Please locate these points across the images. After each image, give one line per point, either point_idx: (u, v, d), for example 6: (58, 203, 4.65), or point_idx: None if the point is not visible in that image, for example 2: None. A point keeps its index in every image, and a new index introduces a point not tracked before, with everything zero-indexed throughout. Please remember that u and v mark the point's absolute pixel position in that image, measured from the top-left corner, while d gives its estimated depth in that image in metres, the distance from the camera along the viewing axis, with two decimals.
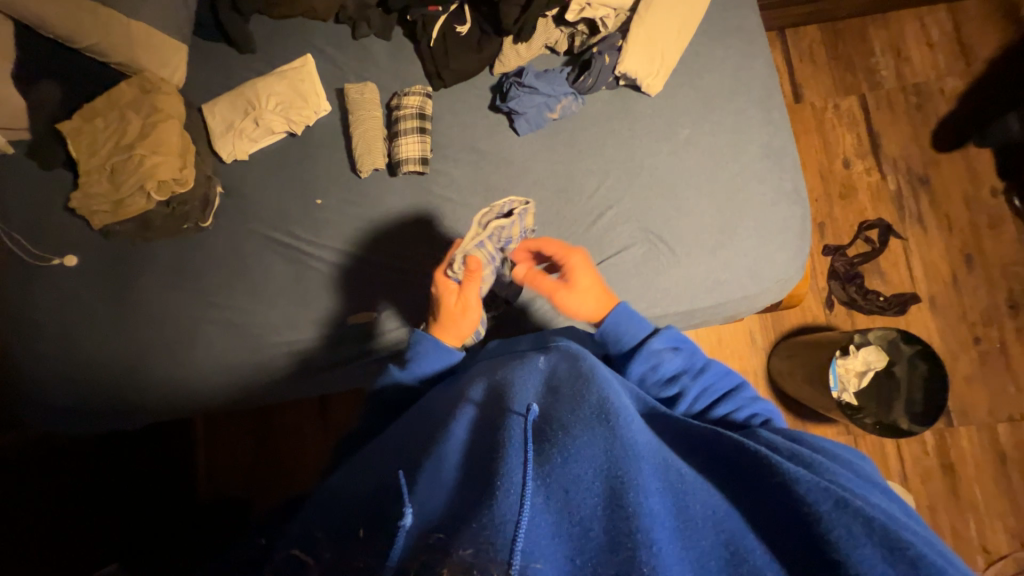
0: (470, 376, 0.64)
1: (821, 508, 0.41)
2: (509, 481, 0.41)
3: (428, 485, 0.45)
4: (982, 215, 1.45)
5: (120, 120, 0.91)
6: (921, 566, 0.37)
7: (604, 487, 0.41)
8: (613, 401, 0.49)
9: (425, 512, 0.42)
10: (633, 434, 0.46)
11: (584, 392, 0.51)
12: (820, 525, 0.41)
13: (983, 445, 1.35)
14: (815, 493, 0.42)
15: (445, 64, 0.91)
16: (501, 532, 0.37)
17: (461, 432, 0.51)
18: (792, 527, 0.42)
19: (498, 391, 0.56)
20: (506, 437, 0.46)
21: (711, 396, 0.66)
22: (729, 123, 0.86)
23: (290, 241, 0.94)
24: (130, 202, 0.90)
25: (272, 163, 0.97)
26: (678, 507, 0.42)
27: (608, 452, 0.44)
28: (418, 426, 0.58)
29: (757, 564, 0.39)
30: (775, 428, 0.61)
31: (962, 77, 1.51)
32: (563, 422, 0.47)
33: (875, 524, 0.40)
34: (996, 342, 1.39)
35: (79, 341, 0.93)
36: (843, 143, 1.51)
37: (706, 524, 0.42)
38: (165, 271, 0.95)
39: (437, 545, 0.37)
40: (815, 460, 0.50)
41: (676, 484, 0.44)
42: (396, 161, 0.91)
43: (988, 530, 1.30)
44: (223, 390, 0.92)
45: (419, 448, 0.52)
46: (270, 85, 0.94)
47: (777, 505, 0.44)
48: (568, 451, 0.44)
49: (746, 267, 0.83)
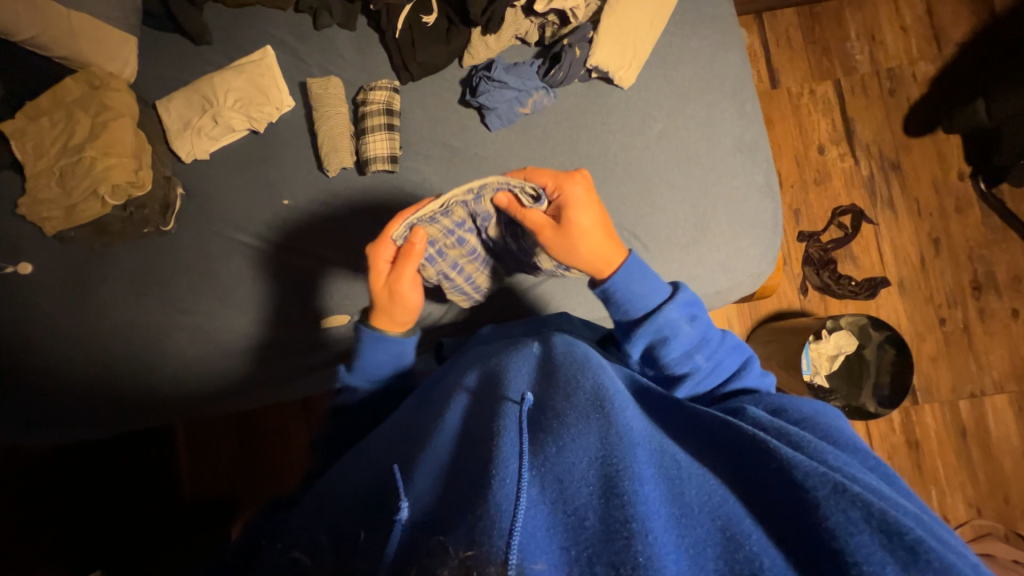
0: (464, 367, 0.67)
1: (819, 494, 0.41)
2: (504, 472, 0.41)
3: (425, 479, 0.45)
4: (950, 199, 1.49)
5: (68, 119, 0.86)
6: (920, 552, 0.36)
7: (599, 476, 0.41)
8: (606, 391, 0.52)
9: (421, 501, 0.42)
10: (627, 422, 0.48)
11: (577, 381, 0.54)
12: (819, 511, 0.40)
13: (946, 421, 1.41)
14: (813, 479, 0.42)
15: (412, 57, 0.87)
16: (496, 524, 0.36)
17: (455, 420, 0.53)
18: (792, 511, 0.42)
19: (493, 379, 0.58)
20: (500, 424, 0.47)
21: (721, 371, 0.68)
22: (702, 117, 0.85)
23: (258, 244, 0.91)
24: (84, 207, 0.85)
25: (234, 163, 0.93)
26: (673, 496, 0.42)
27: (603, 439, 0.44)
28: (412, 418, 0.58)
29: (755, 550, 0.38)
30: (760, 399, 0.62)
31: (934, 62, 1.52)
32: (558, 412, 0.48)
33: (874, 510, 0.39)
34: (960, 322, 1.45)
35: (39, 353, 0.89)
36: (818, 129, 1.52)
37: (702, 510, 0.42)
38: (128, 277, 0.91)
39: (432, 546, 0.36)
40: (804, 441, 0.50)
41: (671, 470, 0.45)
42: (364, 159, 0.88)
43: (948, 501, 1.38)
44: (199, 398, 0.90)
45: (412, 442, 0.52)
46: (228, 80, 0.89)
47: (774, 489, 0.43)
48: (562, 440, 0.44)
49: (719, 262, 0.84)
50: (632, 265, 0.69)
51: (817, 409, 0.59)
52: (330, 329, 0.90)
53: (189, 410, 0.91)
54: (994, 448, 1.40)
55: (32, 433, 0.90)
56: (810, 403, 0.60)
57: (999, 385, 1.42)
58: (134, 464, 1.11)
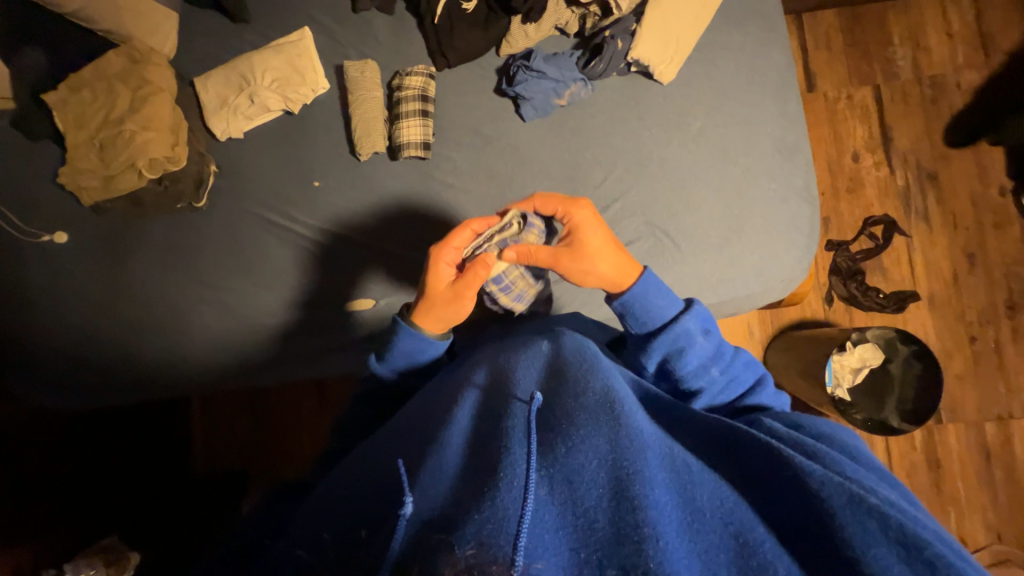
0: (472, 364, 0.65)
1: (836, 505, 0.41)
2: (512, 474, 0.41)
3: (433, 473, 0.45)
4: (988, 214, 1.44)
5: (108, 92, 0.87)
6: (939, 567, 0.37)
7: (610, 478, 0.41)
8: (615, 392, 0.50)
9: (428, 499, 0.42)
10: (636, 425, 0.47)
11: (587, 378, 0.52)
12: (836, 524, 0.40)
13: (970, 442, 1.37)
14: (831, 489, 0.42)
15: (450, 43, 0.87)
16: (503, 527, 0.37)
17: (466, 416, 0.51)
18: (805, 518, 0.42)
19: (501, 375, 0.57)
20: (509, 425, 0.47)
21: (736, 387, 0.70)
22: (742, 116, 0.83)
23: (287, 225, 0.92)
24: (120, 179, 0.86)
25: (267, 142, 0.93)
26: (685, 500, 0.43)
27: (612, 441, 0.44)
28: (427, 412, 0.57)
29: (767, 558, 0.39)
30: (780, 416, 0.65)
31: (980, 70, 1.46)
32: (567, 411, 0.47)
33: (890, 523, 0.39)
34: (992, 341, 1.40)
35: (69, 321, 0.91)
36: (853, 136, 1.48)
37: (714, 515, 0.42)
38: (159, 251, 0.92)
39: (434, 543, 0.36)
40: (817, 451, 0.51)
41: (683, 474, 0.45)
42: (397, 144, 0.88)
43: (968, 524, 1.34)
44: (223, 372, 0.92)
45: (421, 436, 0.51)
46: (265, 59, 0.89)
47: (791, 500, 0.43)
48: (572, 441, 0.44)
49: (752, 265, 0.82)
50: (649, 279, 0.71)
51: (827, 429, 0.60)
52: (354, 311, 0.90)
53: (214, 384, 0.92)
54: (1020, 473, 1.36)
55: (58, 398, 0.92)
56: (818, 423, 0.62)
57: None
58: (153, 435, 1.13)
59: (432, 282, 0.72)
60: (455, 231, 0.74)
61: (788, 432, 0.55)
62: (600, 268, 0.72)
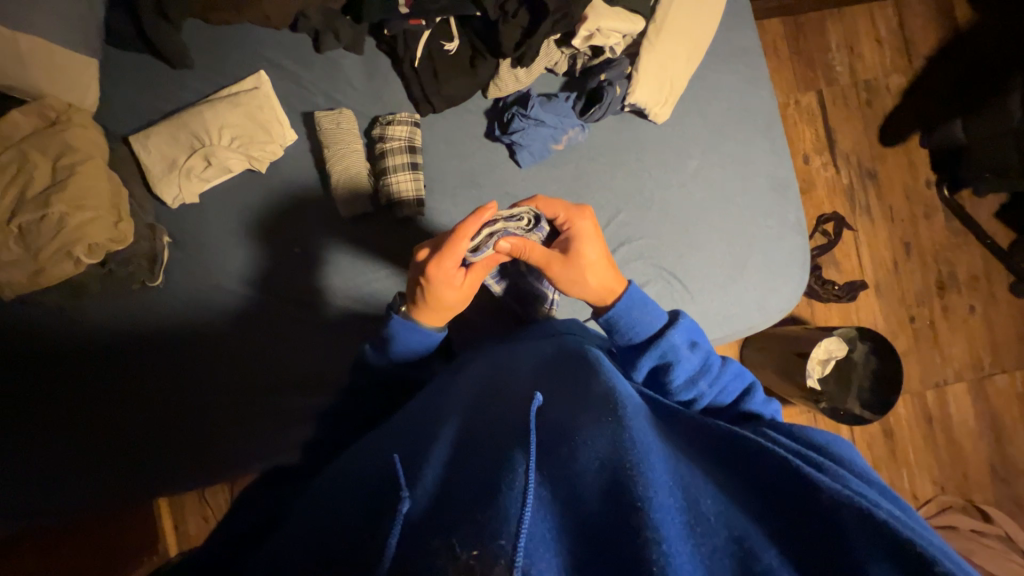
0: (464, 382, 0.64)
1: (844, 511, 0.38)
2: (513, 470, 0.39)
3: (429, 479, 0.43)
4: (918, 205, 1.60)
5: (19, 163, 0.71)
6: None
7: (610, 481, 0.39)
8: (622, 398, 0.49)
9: (424, 502, 0.40)
10: (639, 429, 0.45)
11: (590, 388, 0.52)
12: (838, 528, 0.37)
13: (914, 410, 1.55)
14: (835, 494, 0.39)
15: (435, 89, 0.80)
16: (504, 522, 0.34)
17: (453, 431, 0.51)
18: (804, 517, 0.39)
19: (496, 394, 0.56)
20: (510, 429, 0.45)
21: (727, 395, 0.68)
22: (736, 154, 0.85)
23: (268, 296, 0.83)
24: (52, 268, 0.71)
25: (232, 205, 0.82)
26: (688, 504, 0.39)
27: (616, 444, 0.42)
28: (407, 435, 0.55)
29: (772, 564, 0.36)
30: (773, 424, 0.62)
31: (906, 74, 1.60)
32: (572, 419, 0.46)
33: (902, 536, 0.35)
34: (928, 319, 1.58)
35: (11, 430, 0.78)
36: (803, 140, 1.58)
37: (718, 521, 0.38)
38: (119, 340, 0.81)
39: (435, 545, 0.34)
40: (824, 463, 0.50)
41: (686, 481, 0.41)
42: (387, 202, 0.80)
43: (917, 480, 1.53)
44: (216, 468, 0.82)
45: (420, 449, 0.50)
46: (220, 113, 0.77)
47: (785, 495, 0.41)
48: (577, 447, 0.42)
49: (754, 300, 0.85)
50: (634, 294, 0.70)
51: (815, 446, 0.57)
52: None
53: (207, 482, 0.83)
54: (956, 431, 1.56)
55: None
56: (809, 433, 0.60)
57: (959, 374, 1.57)
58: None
59: (440, 294, 0.65)
60: (450, 242, 0.63)
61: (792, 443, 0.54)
62: (589, 283, 0.69)
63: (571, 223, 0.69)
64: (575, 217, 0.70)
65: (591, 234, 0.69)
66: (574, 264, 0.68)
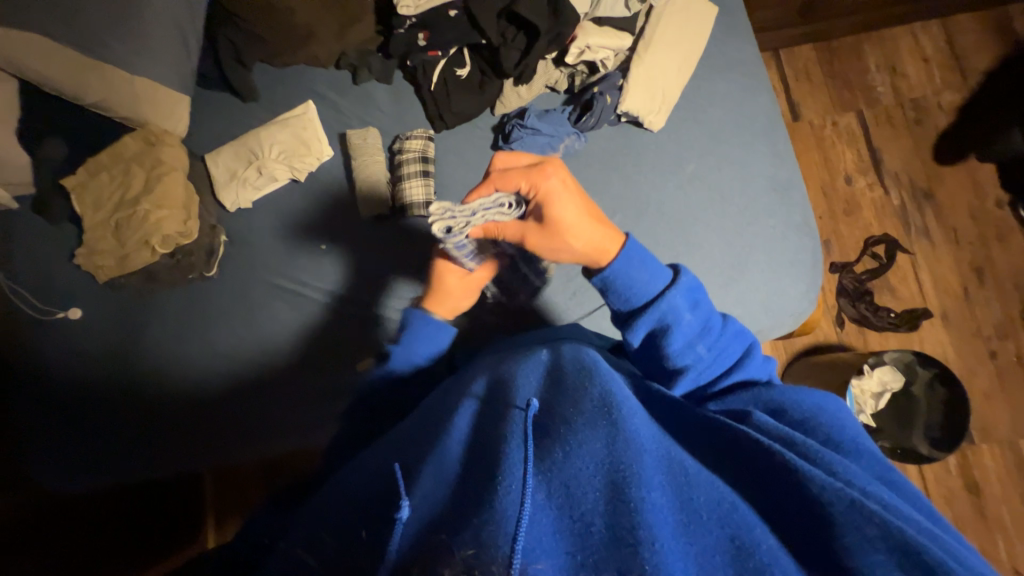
0: (473, 373, 0.60)
1: (836, 512, 0.37)
2: (509, 477, 0.38)
3: (429, 484, 0.41)
4: (989, 227, 1.44)
5: (125, 174, 0.91)
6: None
7: (606, 481, 0.38)
8: (615, 395, 0.46)
9: (427, 503, 0.39)
10: (635, 427, 0.42)
11: (584, 383, 0.48)
12: (833, 531, 0.37)
13: (1008, 463, 1.30)
14: (831, 493, 0.38)
15: (447, 107, 0.91)
16: (501, 527, 0.34)
17: (464, 424, 0.48)
18: (808, 522, 0.38)
19: (501, 384, 0.52)
20: (506, 429, 0.44)
21: (727, 359, 0.62)
22: (735, 157, 0.87)
23: (297, 288, 0.93)
24: (135, 256, 0.89)
25: (276, 209, 0.96)
26: (681, 502, 0.38)
27: (610, 444, 0.40)
28: (430, 420, 0.53)
29: (771, 562, 0.35)
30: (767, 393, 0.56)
31: (960, 91, 1.51)
32: (565, 416, 0.44)
33: (893, 529, 0.35)
34: (1013, 355, 1.37)
35: (79, 395, 0.90)
36: (844, 160, 1.51)
37: (711, 517, 0.38)
38: (171, 322, 0.93)
39: (435, 544, 0.34)
40: (814, 450, 0.44)
41: (679, 477, 0.40)
42: (403, 205, 0.92)
43: (1021, 553, 1.25)
44: (237, 445, 0.89)
45: (420, 443, 0.49)
46: (272, 133, 0.94)
47: (784, 497, 0.40)
48: (569, 444, 0.40)
49: (759, 302, 0.83)
50: (631, 251, 0.61)
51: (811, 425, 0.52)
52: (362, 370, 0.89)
53: (228, 457, 0.90)
54: None
55: (56, 474, 0.88)
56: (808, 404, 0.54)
57: None
58: (164, 507, 1.09)
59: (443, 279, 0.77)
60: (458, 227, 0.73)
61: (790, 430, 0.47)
62: (574, 246, 0.61)
63: (539, 185, 0.59)
64: (542, 176, 0.59)
65: (561, 191, 0.58)
66: (550, 230, 0.60)
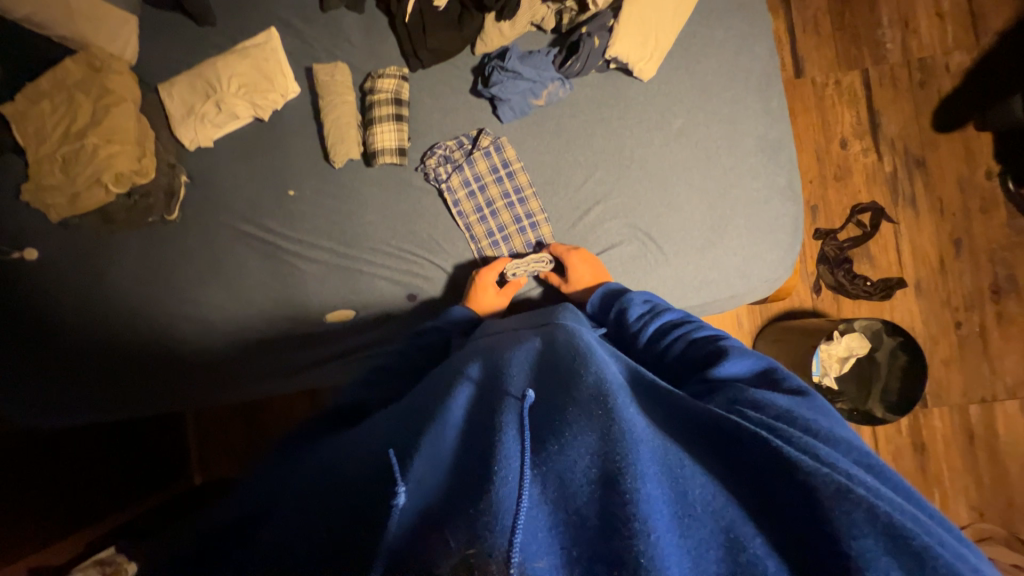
0: (464, 357, 0.59)
1: (822, 496, 0.35)
2: (506, 468, 0.38)
3: (423, 468, 0.40)
4: (975, 199, 1.43)
5: (68, 102, 0.82)
6: (928, 560, 0.32)
7: (601, 474, 0.37)
8: (611, 383, 0.45)
9: (422, 489, 0.39)
10: (632, 416, 0.41)
11: (580, 373, 0.47)
12: (825, 513, 0.35)
13: (954, 425, 1.38)
14: (816, 478, 0.36)
15: (423, 43, 0.86)
16: (498, 519, 0.34)
17: (460, 411, 0.47)
18: (793, 505, 0.36)
19: (496, 371, 0.52)
20: (501, 417, 0.43)
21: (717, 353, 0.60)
22: (725, 113, 0.87)
23: (264, 235, 0.90)
24: (87, 195, 0.82)
25: (239, 150, 0.90)
26: (675, 494, 0.37)
27: (604, 436, 0.39)
28: (432, 393, 0.52)
29: (760, 554, 0.34)
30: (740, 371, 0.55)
31: (970, 52, 1.44)
32: (561, 407, 0.43)
33: (879, 513, 0.34)
34: (977, 326, 1.41)
35: (38, 338, 0.87)
36: (842, 122, 1.45)
37: (705, 510, 0.36)
38: (136, 265, 0.89)
39: (435, 541, 0.35)
40: (798, 437, 0.41)
41: (675, 468, 0.38)
42: (371, 150, 0.87)
43: (952, 504, 1.35)
44: (212, 392, 0.89)
45: (413, 422, 0.46)
46: (231, 64, 0.86)
47: (771, 483, 0.38)
48: (564, 437, 0.40)
49: (734, 265, 0.86)
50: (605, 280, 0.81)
51: (815, 408, 0.47)
52: (336, 322, 0.89)
53: (203, 402, 0.89)
54: (1002, 454, 1.37)
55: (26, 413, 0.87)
56: (817, 399, 0.50)
57: (1011, 390, 1.39)
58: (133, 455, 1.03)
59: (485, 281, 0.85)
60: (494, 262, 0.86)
61: (800, 412, 0.45)
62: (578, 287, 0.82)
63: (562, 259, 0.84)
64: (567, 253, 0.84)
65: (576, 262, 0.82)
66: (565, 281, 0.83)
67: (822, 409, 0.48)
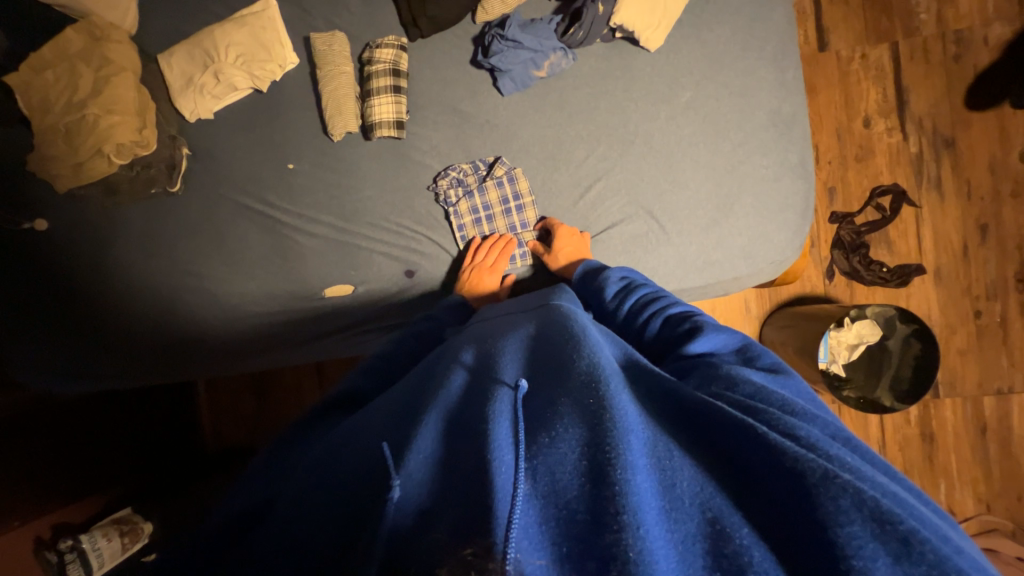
0: (457, 343, 0.59)
1: (810, 478, 0.34)
2: (499, 459, 0.37)
3: (417, 461, 0.40)
4: (1006, 182, 1.36)
5: (69, 71, 0.82)
6: (913, 543, 0.31)
7: (591, 465, 0.36)
8: (603, 369, 0.44)
9: (416, 484, 0.39)
10: (624, 404, 0.40)
11: (572, 360, 0.46)
12: (816, 502, 0.33)
13: (966, 417, 1.35)
14: (803, 463, 0.35)
15: (422, 10, 0.83)
16: (493, 512, 0.34)
17: (453, 400, 0.46)
18: (784, 495, 0.35)
19: (488, 359, 0.51)
20: (495, 408, 0.42)
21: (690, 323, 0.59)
22: (736, 84, 0.84)
23: (265, 208, 0.90)
24: (91, 165, 0.82)
25: (239, 122, 0.90)
26: (663, 486, 0.36)
27: (594, 426, 0.38)
28: (422, 386, 0.51)
29: (746, 543, 0.33)
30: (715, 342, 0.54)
31: (1010, 24, 1.35)
32: (553, 397, 0.42)
33: (865, 498, 0.33)
34: (997, 316, 1.36)
35: (45, 310, 0.87)
36: (867, 98, 1.38)
37: (693, 501, 0.35)
38: (139, 238, 0.89)
39: (428, 544, 0.34)
40: (781, 419, 0.39)
41: (664, 458, 0.37)
42: (369, 123, 0.86)
43: (958, 496, 1.33)
44: (219, 361, 0.91)
45: (408, 412, 0.46)
46: (229, 33, 0.85)
47: (765, 471, 0.36)
48: (556, 429, 0.39)
49: (738, 246, 0.84)
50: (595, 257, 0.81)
51: (788, 385, 0.47)
52: (334, 298, 0.89)
53: (212, 371, 0.92)
54: (1014, 447, 1.34)
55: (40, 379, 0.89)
56: (795, 377, 0.49)
57: None
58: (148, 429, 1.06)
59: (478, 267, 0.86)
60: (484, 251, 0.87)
61: (776, 390, 0.44)
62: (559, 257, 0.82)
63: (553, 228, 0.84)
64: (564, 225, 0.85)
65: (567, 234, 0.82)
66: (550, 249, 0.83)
67: (800, 389, 0.47)
